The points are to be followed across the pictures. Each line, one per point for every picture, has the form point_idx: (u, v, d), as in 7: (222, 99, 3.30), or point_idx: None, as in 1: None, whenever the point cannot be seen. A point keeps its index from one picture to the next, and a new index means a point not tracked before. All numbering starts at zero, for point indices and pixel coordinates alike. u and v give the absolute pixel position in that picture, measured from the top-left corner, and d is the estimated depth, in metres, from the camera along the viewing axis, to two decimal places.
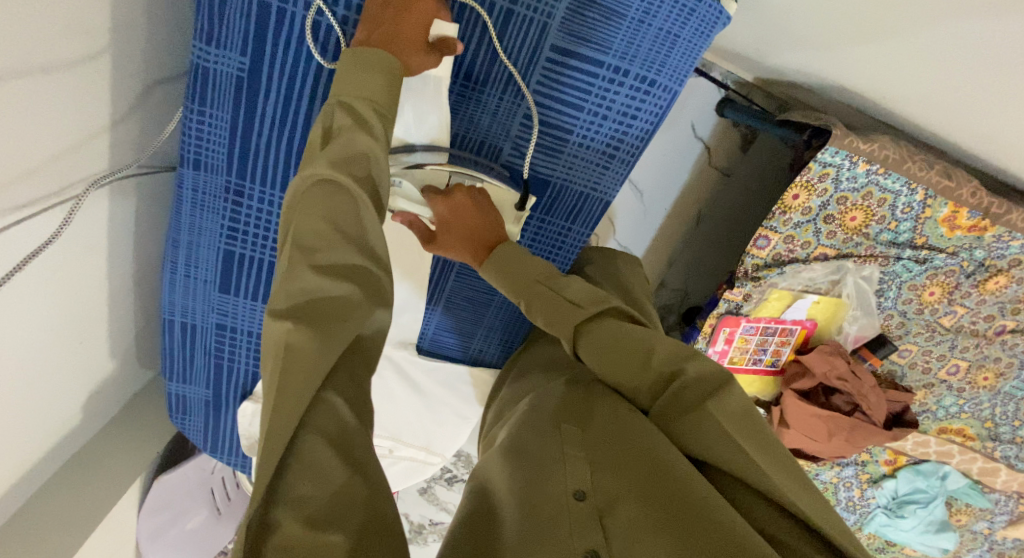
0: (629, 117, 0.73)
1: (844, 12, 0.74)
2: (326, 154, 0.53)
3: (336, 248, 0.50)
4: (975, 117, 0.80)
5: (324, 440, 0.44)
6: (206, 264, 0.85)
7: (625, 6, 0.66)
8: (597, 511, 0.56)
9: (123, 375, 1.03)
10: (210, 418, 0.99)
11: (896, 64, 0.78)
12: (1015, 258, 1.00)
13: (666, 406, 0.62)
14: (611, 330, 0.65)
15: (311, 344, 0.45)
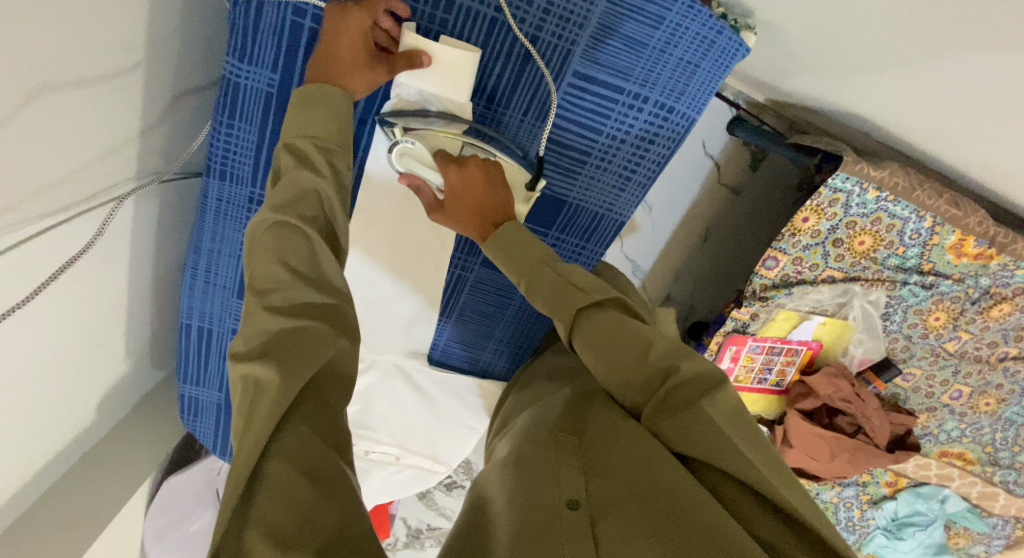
0: (647, 142, 0.74)
1: (855, 49, 0.76)
2: (273, 198, 0.57)
3: (296, 290, 0.52)
4: (986, 152, 0.81)
5: (291, 462, 0.44)
6: (226, 271, 0.86)
7: (646, 36, 0.67)
8: (589, 517, 0.58)
9: (137, 376, 1.05)
10: (221, 421, 1.00)
11: (908, 99, 0.79)
12: (1020, 286, 1.02)
13: (657, 409, 0.63)
14: (607, 323, 0.66)
15: (279, 374, 0.47)
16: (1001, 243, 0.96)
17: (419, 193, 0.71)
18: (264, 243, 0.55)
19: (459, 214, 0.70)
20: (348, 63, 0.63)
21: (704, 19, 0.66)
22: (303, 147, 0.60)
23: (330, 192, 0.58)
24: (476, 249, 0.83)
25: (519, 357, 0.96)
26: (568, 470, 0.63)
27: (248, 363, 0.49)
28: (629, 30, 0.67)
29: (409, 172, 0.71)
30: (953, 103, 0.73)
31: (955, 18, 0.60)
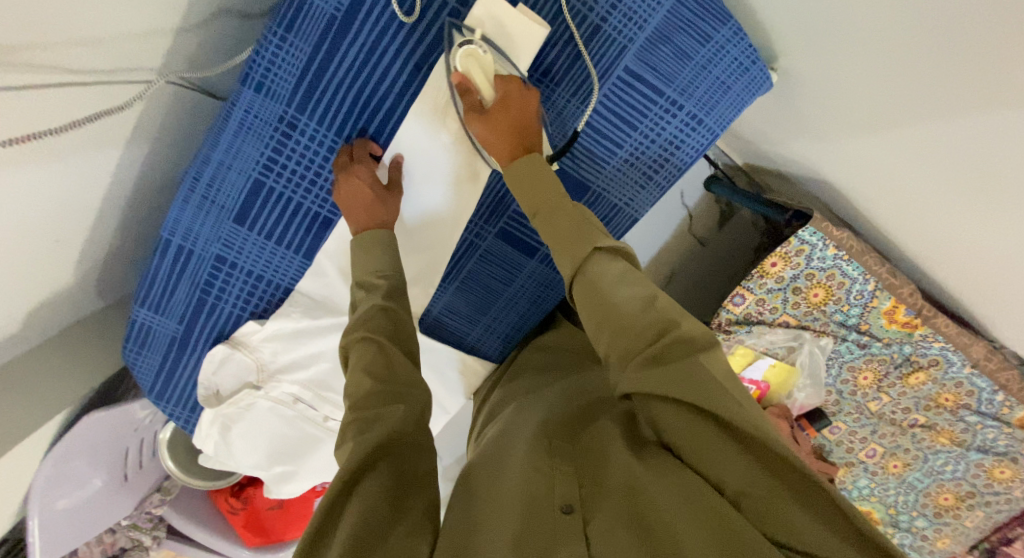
0: (674, 146, 0.82)
1: (846, 114, 0.88)
2: (356, 319, 0.73)
3: (371, 387, 0.67)
4: (925, 230, 0.95)
5: (356, 517, 0.57)
6: (230, 189, 0.81)
7: (694, 50, 0.76)
8: (583, 518, 0.59)
9: (81, 295, 0.94)
10: (170, 358, 0.91)
11: (875, 171, 0.92)
12: (934, 359, 1.13)
13: (649, 362, 0.60)
14: (612, 272, 0.65)
15: (355, 448, 0.61)
16: (926, 315, 1.07)
17: (466, 94, 0.72)
18: (350, 356, 0.71)
19: (500, 123, 0.71)
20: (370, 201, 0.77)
21: (745, 47, 0.76)
22: (372, 283, 0.76)
23: (394, 307, 0.73)
24: (493, 219, 0.85)
25: (509, 339, 0.97)
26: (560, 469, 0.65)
27: (341, 446, 0.64)
28: (681, 41, 0.76)
29: (463, 72, 0.71)
30: (912, 177, 0.86)
31: (933, 100, 0.73)
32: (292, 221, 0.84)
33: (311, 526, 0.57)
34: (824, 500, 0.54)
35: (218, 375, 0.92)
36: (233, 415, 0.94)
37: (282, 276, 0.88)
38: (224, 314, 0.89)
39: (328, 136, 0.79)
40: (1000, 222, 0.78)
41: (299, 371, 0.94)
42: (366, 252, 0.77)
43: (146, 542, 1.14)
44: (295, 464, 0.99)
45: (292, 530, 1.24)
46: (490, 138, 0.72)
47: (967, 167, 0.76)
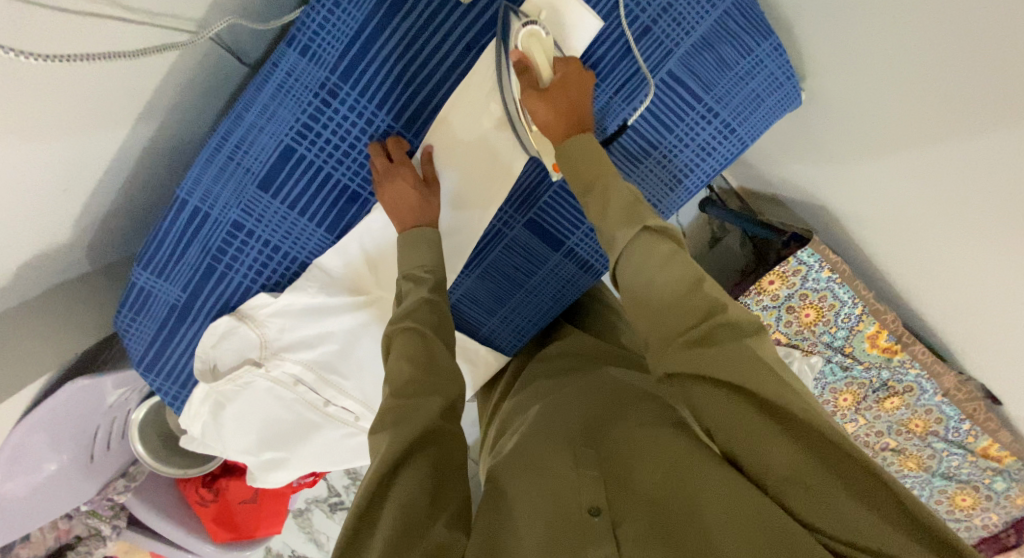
0: (705, 153, 0.84)
1: (858, 143, 0.93)
2: (398, 312, 0.70)
3: (412, 377, 0.63)
4: (913, 264, 1.02)
5: (399, 509, 0.55)
6: (259, 152, 0.79)
7: (734, 61, 0.80)
8: (610, 522, 0.56)
9: (84, 258, 0.87)
10: (169, 326, 0.87)
11: (874, 203, 0.98)
12: (909, 386, 1.18)
13: (697, 341, 0.59)
14: (659, 254, 0.63)
15: (393, 439, 0.59)
16: (905, 341, 1.12)
17: (525, 72, 0.72)
18: (392, 346, 0.67)
19: (561, 102, 0.71)
20: (414, 206, 0.76)
21: (782, 63, 0.81)
22: (417, 275, 0.73)
23: (437, 302, 0.70)
24: (524, 208, 0.86)
25: (523, 331, 0.95)
26: (588, 475, 0.60)
27: (373, 437, 0.61)
28: (723, 51, 0.80)
29: (524, 51, 0.72)
30: (912, 210, 0.91)
31: (944, 141, 0.78)
32: (319, 192, 0.82)
33: (352, 519, 0.56)
34: (877, 485, 0.51)
35: (218, 349, 0.87)
36: (228, 393, 0.88)
37: (300, 249, 0.85)
38: (233, 284, 0.86)
39: (369, 108, 0.78)
40: (985, 261, 0.85)
41: (305, 351, 0.90)
42: (409, 246, 0.75)
43: (105, 532, 1.03)
44: (288, 451, 0.94)
45: (263, 529, 1.17)
46: (550, 116, 0.71)
47: (963, 206, 0.82)
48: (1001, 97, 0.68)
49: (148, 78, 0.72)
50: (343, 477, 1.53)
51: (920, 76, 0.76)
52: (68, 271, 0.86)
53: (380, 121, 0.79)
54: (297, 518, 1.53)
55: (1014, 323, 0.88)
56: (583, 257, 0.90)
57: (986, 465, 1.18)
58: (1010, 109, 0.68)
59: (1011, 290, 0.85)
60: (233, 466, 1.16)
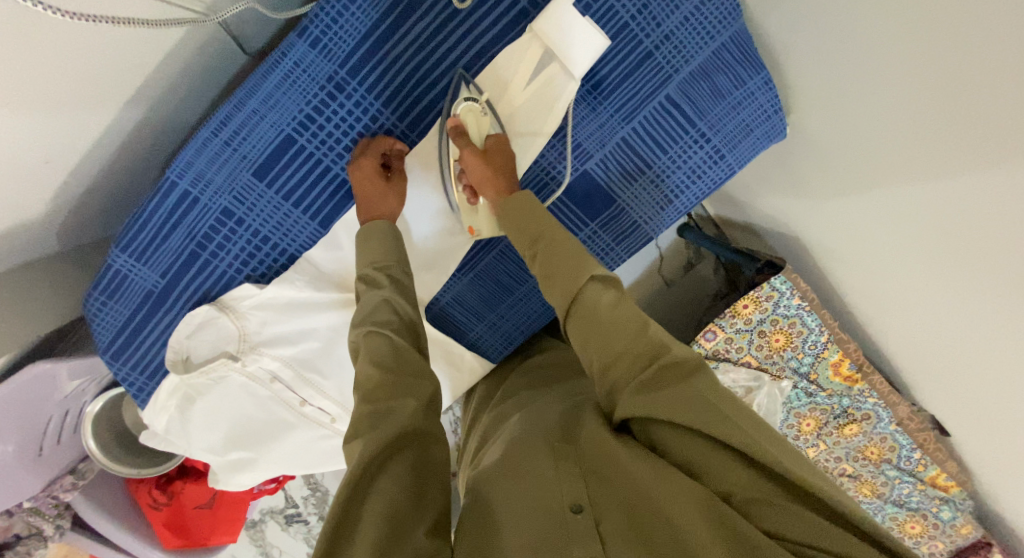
0: (696, 176, 0.87)
1: (831, 180, 0.98)
2: (355, 316, 0.67)
3: (383, 378, 0.60)
4: (876, 299, 1.07)
5: (380, 516, 0.50)
6: (257, 140, 0.77)
7: (729, 90, 0.84)
8: (593, 519, 0.53)
9: (56, 237, 0.82)
10: (142, 312, 0.83)
11: (843, 237, 1.04)
12: (867, 414, 1.23)
13: (643, 388, 0.57)
14: (606, 303, 0.63)
15: (371, 440, 0.55)
16: (866, 370, 1.18)
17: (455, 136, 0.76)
18: (360, 352, 0.64)
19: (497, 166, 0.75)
20: (375, 193, 0.76)
21: (770, 97, 0.85)
22: (375, 277, 0.71)
23: (397, 301, 0.68)
24: None
25: (510, 339, 0.95)
26: (568, 473, 0.57)
27: (347, 442, 0.57)
28: (718, 80, 0.83)
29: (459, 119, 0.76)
30: (877, 246, 0.96)
31: (910, 184, 0.83)
32: (316, 184, 0.81)
33: (328, 530, 0.50)
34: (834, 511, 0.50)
35: (193, 340, 0.84)
36: (199, 387, 0.85)
37: (290, 242, 0.83)
38: (215, 273, 0.83)
39: (374, 105, 0.78)
40: (940, 298, 0.90)
41: (285, 347, 0.87)
42: (372, 243, 0.73)
43: (47, 532, 0.94)
44: (255, 451, 0.91)
45: (218, 535, 1.12)
46: (487, 175, 0.75)
47: (922, 248, 0.87)
48: (963, 147, 0.73)
49: (148, 53, 0.69)
50: (302, 487, 1.46)
51: (893, 122, 0.81)
52: (39, 251, 0.81)
53: (385, 119, 0.79)
54: (249, 530, 1.46)
55: (963, 356, 0.93)
56: None
57: (934, 494, 1.23)
58: (971, 158, 0.73)
59: (962, 328, 0.90)
60: (190, 468, 1.10)
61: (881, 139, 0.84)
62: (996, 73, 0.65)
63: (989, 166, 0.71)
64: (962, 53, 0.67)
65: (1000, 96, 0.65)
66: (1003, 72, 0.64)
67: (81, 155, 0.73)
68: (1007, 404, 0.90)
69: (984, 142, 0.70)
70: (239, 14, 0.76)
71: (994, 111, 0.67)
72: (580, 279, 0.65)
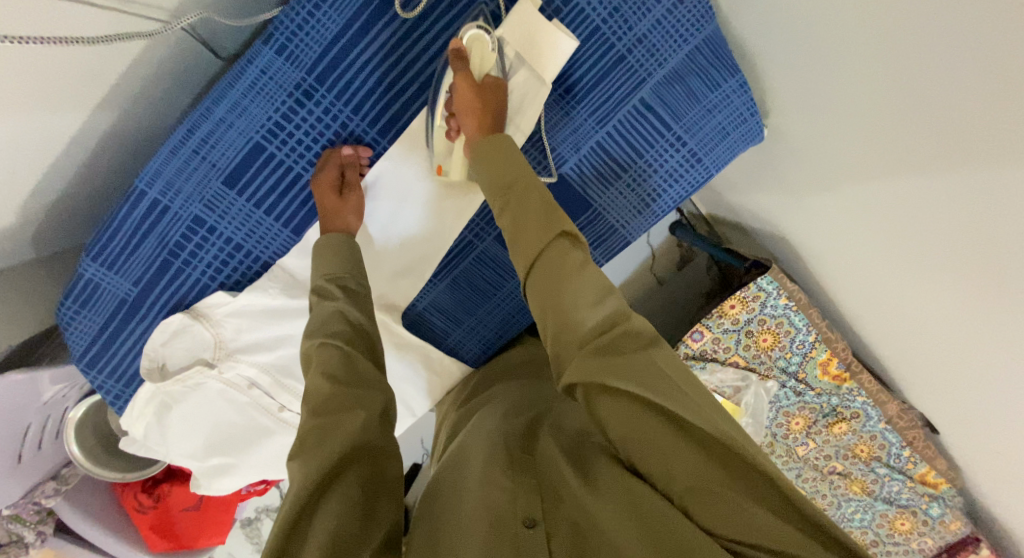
0: (673, 179, 0.89)
1: (814, 182, 0.97)
2: (307, 329, 0.68)
3: (332, 390, 0.61)
4: (862, 300, 1.06)
5: (326, 538, 0.50)
6: (226, 148, 0.77)
7: (703, 94, 0.85)
8: (546, 534, 0.51)
9: (30, 246, 0.81)
10: (115, 320, 0.82)
11: (829, 238, 1.02)
12: (856, 412, 1.22)
13: (596, 353, 0.56)
14: (570, 261, 0.60)
15: (315, 460, 0.55)
16: (854, 370, 1.17)
17: (460, 60, 0.71)
18: (311, 365, 0.64)
19: (489, 104, 0.72)
20: (331, 207, 0.77)
21: (746, 99, 0.86)
22: (329, 288, 0.71)
23: (350, 310, 0.69)
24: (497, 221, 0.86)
25: (490, 343, 0.94)
26: (523, 486, 0.56)
27: (290, 463, 0.57)
28: (692, 83, 0.84)
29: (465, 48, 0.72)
30: (862, 249, 0.95)
31: (890, 188, 0.82)
32: (288, 192, 0.81)
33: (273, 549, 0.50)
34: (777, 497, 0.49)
35: (168, 347, 0.83)
36: (176, 394, 0.85)
37: (263, 249, 0.83)
38: (189, 281, 0.83)
39: (344, 111, 0.77)
40: (927, 301, 0.89)
41: (261, 353, 0.87)
42: (329, 255, 0.74)
43: (29, 538, 0.96)
44: (236, 457, 0.90)
45: (205, 539, 1.11)
46: (475, 113, 0.72)
47: (907, 251, 0.86)
48: (944, 155, 0.72)
49: (111, 61, 0.68)
50: None
51: (868, 131, 0.79)
52: (12, 260, 0.80)
53: (356, 125, 0.78)
54: (244, 528, 1.47)
55: (950, 357, 0.92)
56: None
57: (924, 492, 1.22)
58: (951, 165, 0.71)
59: (947, 330, 0.89)
60: (177, 470, 1.10)
61: (858, 145, 0.83)
62: (974, 82, 0.63)
63: (971, 173, 0.69)
64: (936, 64, 0.66)
65: (983, 105, 0.63)
66: (979, 81, 0.62)
67: (48, 165, 0.72)
68: (996, 403, 0.89)
69: (963, 150, 0.69)
70: (207, 19, 0.75)
71: (973, 118, 0.65)
72: (549, 236, 0.62)
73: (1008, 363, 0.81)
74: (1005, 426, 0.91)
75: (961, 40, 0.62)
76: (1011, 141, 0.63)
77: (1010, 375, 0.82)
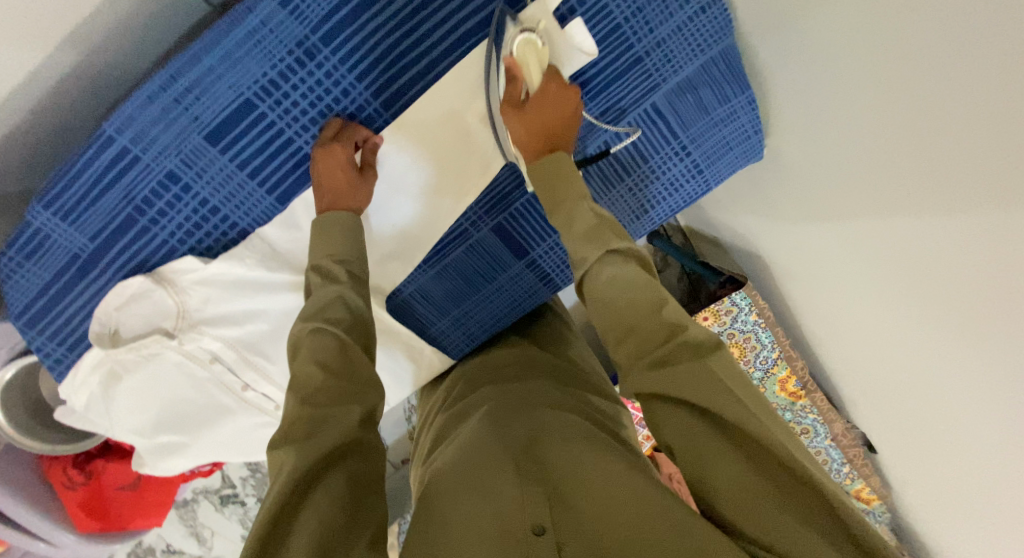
0: (672, 188, 0.88)
1: (795, 208, 0.99)
2: (302, 312, 0.65)
3: (324, 381, 0.59)
4: (823, 322, 1.10)
5: (311, 533, 0.48)
6: (212, 100, 0.70)
7: (712, 106, 0.84)
8: (555, 542, 0.50)
9: None
10: (65, 278, 0.74)
11: (802, 263, 1.06)
12: (807, 428, 1.25)
13: (656, 365, 0.58)
14: (624, 274, 0.62)
15: (303, 452, 0.54)
16: (809, 388, 1.21)
17: (511, 82, 0.70)
18: (300, 350, 0.62)
19: (533, 117, 0.69)
20: (341, 187, 0.71)
21: (753, 116, 0.86)
22: (331, 269, 0.68)
23: (352, 297, 0.66)
24: (494, 211, 0.83)
25: (475, 337, 0.90)
26: (531, 493, 0.54)
27: (276, 455, 0.55)
28: (703, 94, 0.83)
29: (516, 58, 0.70)
30: (830, 279, 0.99)
31: (870, 221, 0.84)
32: (277, 157, 0.75)
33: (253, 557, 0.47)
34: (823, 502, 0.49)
35: (122, 312, 0.76)
36: (128, 364, 0.77)
37: (243, 215, 0.76)
38: (154, 242, 0.75)
39: (347, 77, 0.72)
40: (887, 332, 0.92)
41: (229, 327, 0.80)
42: (322, 235, 0.70)
43: None
44: (188, 436, 0.84)
45: (139, 520, 1.04)
46: (518, 133, 0.70)
47: (875, 285, 0.89)
48: (927, 196, 0.74)
49: None
50: (240, 468, 1.45)
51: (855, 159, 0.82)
52: None
53: (358, 94, 0.73)
54: (179, 509, 1.43)
55: (902, 385, 0.97)
56: (547, 267, 0.88)
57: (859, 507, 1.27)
58: (931, 205, 0.74)
59: (906, 363, 0.93)
60: (115, 446, 1.01)
61: (847, 175, 0.85)
62: (970, 127, 0.65)
63: (950, 214, 0.72)
64: (935, 105, 0.68)
65: (975, 149, 0.66)
66: (970, 124, 0.65)
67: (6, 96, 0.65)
68: (933, 428, 0.95)
69: (939, 190, 0.72)
70: None
71: (961, 161, 0.68)
72: (601, 252, 0.63)
73: (955, 394, 0.86)
74: (937, 451, 0.98)
75: (964, 84, 0.64)
76: (994, 187, 0.65)
77: (952, 403, 0.88)
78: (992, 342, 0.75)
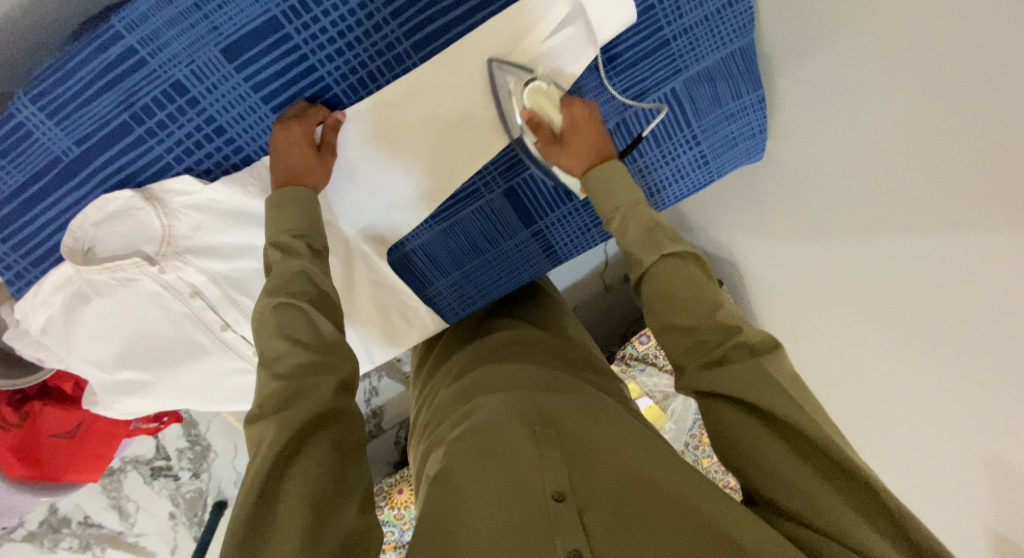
0: (678, 176, 0.90)
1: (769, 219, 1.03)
2: (265, 287, 0.62)
3: (297, 354, 0.56)
4: (784, 332, 1.14)
5: (305, 497, 0.47)
6: (237, 12, 0.65)
7: (726, 100, 0.87)
8: (576, 508, 0.48)
9: None
10: (42, 182, 0.67)
11: (774, 272, 1.09)
12: None
13: (711, 364, 0.59)
14: (679, 278, 0.64)
15: (284, 421, 0.51)
16: None
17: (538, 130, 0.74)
18: (265, 326, 0.59)
19: (578, 146, 0.73)
20: (301, 164, 0.68)
21: (760, 116, 0.90)
22: (294, 243, 0.65)
23: (315, 272, 0.63)
24: (508, 174, 0.83)
25: (470, 302, 0.89)
26: (549, 459, 0.52)
27: (257, 427, 0.53)
28: (719, 88, 0.86)
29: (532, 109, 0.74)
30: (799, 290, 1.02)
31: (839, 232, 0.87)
32: (296, 84, 0.70)
33: (237, 531, 0.46)
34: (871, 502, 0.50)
35: (101, 230, 0.70)
36: (99, 286, 0.71)
37: (250, 140, 0.72)
38: (149, 156, 0.69)
39: (382, 11, 0.69)
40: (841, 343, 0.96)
41: (216, 260, 0.75)
42: (276, 211, 0.66)
43: None
44: (153, 375, 0.77)
45: (75, 472, 0.94)
46: (570, 166, 0.74)
47: (839, 299, 0.92)
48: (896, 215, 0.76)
49: None
50: (178, 440, 1.32)
51: (827, 178, 0.86)
52: None
53: (390, 31, 0.70)
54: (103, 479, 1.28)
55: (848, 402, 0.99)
56: (552, 238, 0.88)
57: None
58: (898, 226, 0.76)
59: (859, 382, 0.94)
60: (54, 389, 0.91)
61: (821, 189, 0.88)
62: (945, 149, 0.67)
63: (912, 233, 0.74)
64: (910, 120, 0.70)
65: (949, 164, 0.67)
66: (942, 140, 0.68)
67: None
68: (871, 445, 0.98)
69: (909, 211, 0.73)
70: None
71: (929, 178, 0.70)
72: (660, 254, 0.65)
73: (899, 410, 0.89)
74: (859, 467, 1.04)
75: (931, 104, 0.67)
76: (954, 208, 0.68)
77: (884, 419, 0.93)
78: (936, 357, 0.78)
